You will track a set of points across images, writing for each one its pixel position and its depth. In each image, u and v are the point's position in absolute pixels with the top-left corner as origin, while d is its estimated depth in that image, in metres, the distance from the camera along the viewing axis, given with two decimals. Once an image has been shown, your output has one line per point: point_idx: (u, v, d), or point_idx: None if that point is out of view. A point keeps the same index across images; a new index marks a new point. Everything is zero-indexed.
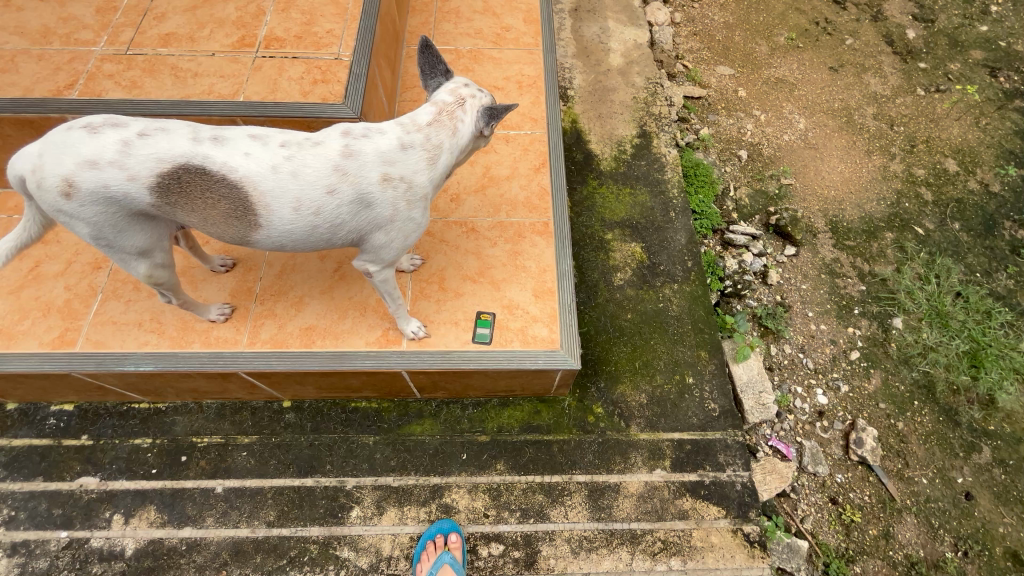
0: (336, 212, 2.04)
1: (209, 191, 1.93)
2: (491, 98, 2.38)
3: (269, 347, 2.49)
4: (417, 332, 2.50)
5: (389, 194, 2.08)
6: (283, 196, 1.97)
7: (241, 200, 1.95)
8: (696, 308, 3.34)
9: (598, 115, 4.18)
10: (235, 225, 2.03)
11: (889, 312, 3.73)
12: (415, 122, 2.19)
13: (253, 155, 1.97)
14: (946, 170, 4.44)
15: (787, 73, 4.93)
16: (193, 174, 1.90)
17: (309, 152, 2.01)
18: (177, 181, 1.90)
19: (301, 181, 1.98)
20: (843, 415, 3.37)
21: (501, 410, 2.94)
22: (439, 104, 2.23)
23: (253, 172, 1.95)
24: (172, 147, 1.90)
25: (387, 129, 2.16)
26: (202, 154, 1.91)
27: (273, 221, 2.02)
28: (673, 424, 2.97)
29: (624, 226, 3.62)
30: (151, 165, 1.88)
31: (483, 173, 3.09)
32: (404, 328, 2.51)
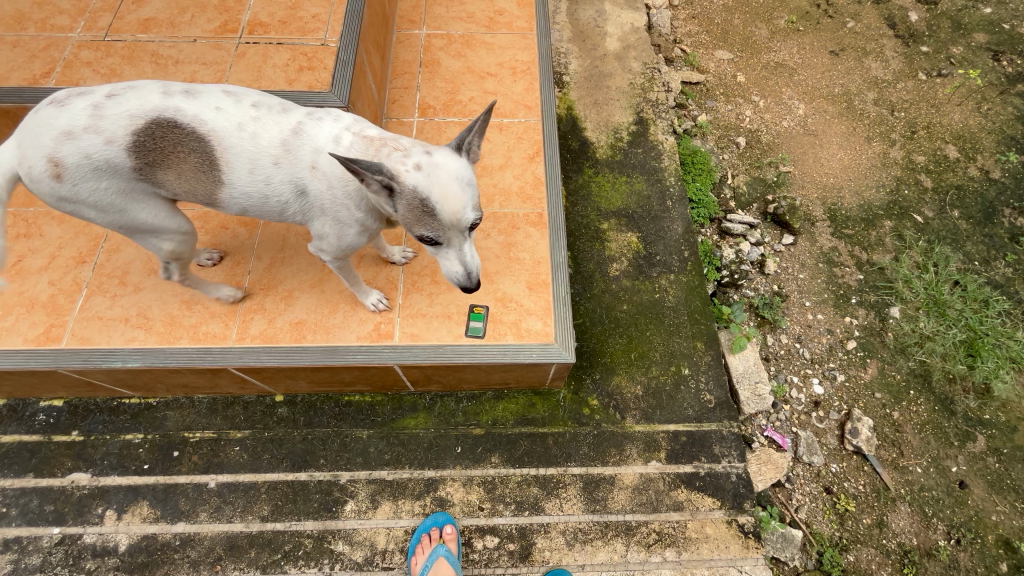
0: (289, 181, 2.01)
1: (179, 145, 1.89)
2: (441, 182, 1.84)
3: (259, 343, 2.45)
4: (378, 304, 2.53)
5: (322, 178, 2.01)
6: (253, 154, 1.95)
7: (214, 155, 1.92)
8: (693, 299, 3.30)
9: (595, 101, 4.09)
10: (203, 182, 1.97)
11: (887, 301, 3.71)
12: (360, 132, 2.08)
13: (223, 110, 1.95)
14: (946, 157, 4.38)
15: (787, 57, 4.84)
16: (165, 127, 1.87)
17: (275, 118, 2.01)
18: (149, 137, 1.86)
19: (263, 142, 1.97)
20: (839, 405, 3.36)
21: (496, 403, 2.92)
22: (393, 138, 2.04)
23: (223, 127, 1.93)
24: (143, 103, 1.88)
25: (347, 116, 2.16)
26: (174, 108, 1.89)
27: (245, 178, 1.97)
28: (668, 415, 2.96)
29: (620, 215, 3.57)
30: (124, 123, 1.85)
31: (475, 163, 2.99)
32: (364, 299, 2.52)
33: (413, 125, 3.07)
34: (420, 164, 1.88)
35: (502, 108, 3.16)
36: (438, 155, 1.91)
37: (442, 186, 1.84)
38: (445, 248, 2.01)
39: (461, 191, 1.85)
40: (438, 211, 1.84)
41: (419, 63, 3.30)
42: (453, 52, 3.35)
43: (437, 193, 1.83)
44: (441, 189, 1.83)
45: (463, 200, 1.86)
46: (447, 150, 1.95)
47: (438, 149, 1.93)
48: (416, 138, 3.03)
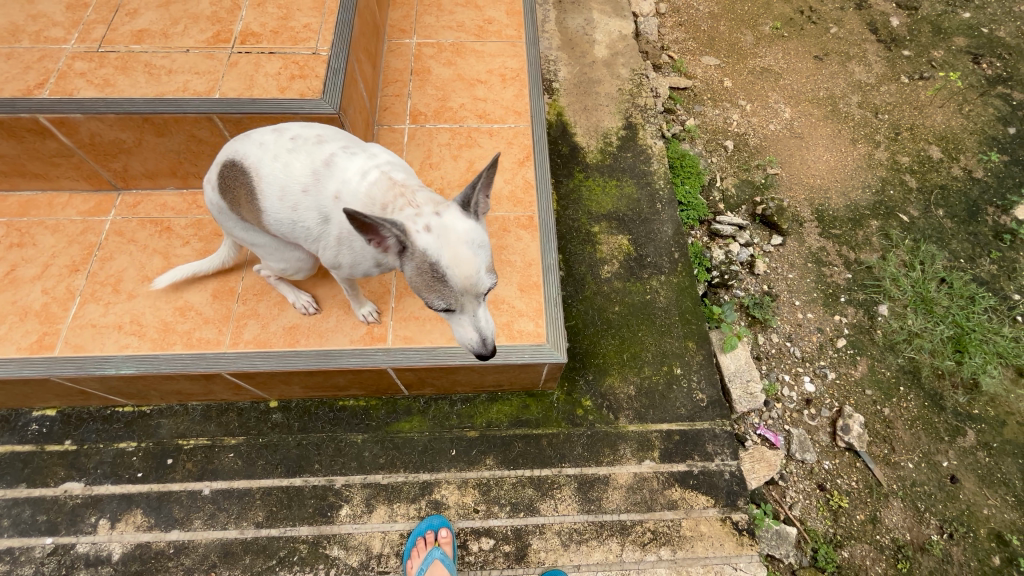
0: (314, 208, 2.02)
1: (235, 181, 2.05)
2: (451, 243, 1.82)
3: (252, 347, 2.47)
4: (370, 316, 2.53)
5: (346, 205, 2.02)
6: (281, 182, 2.01)
7: (250, 185, 2.01)
8: (684, 300, 3.34)
9: (584, 107, 4.15)
10: (249, 212, 2.07)
11: (875, 299, 3.76)
12: (388, 173, 2.09)
13: (264, 146, 2.08)
14: (930, 157, 4.47)
15: (772, 62, 4.94)
16: (227, 169, 2.08)
17: (310, 147, 2.09)
18: (223, 178, 2.09)
19: (290, 171, 2.02)
20: (830, 402, 3.40)
21: (490, 405, 2.93)
22: (415, 194, 2.04)
23: (258, 160, 2.04)
24: (222, 152, 2.16)
25: (383, 157, 2.19)
26: (234, 150, 2.11)
27: (272, 206, 2.01)
28: (661, 415, 2.98)
29: (611, 218, 3.62)
30: (214, 170, 2.15)
31: (466, 168, 3.01)
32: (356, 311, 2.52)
33: (404, 132, 3.11)
34: (429, 225, 1.87)
35: (492, 114, 3.20)
36: (447, 216, 1.90)
37: (451, 250, 1.81)
38: (458, 314, 1.95)
39: (471, 254, 1.82)
40: (449, 278, 1.80)
41: (410, 71, 3.35)
42: (443, 60, 3.40)
43: (447, 258, 1.81)
44: (452, 252, 1.81)
45: (475, 264, 1.82)
46: (459, 213, 1.92)
47: (448, 210, 1.92)
48: (408, 144, 3.07)
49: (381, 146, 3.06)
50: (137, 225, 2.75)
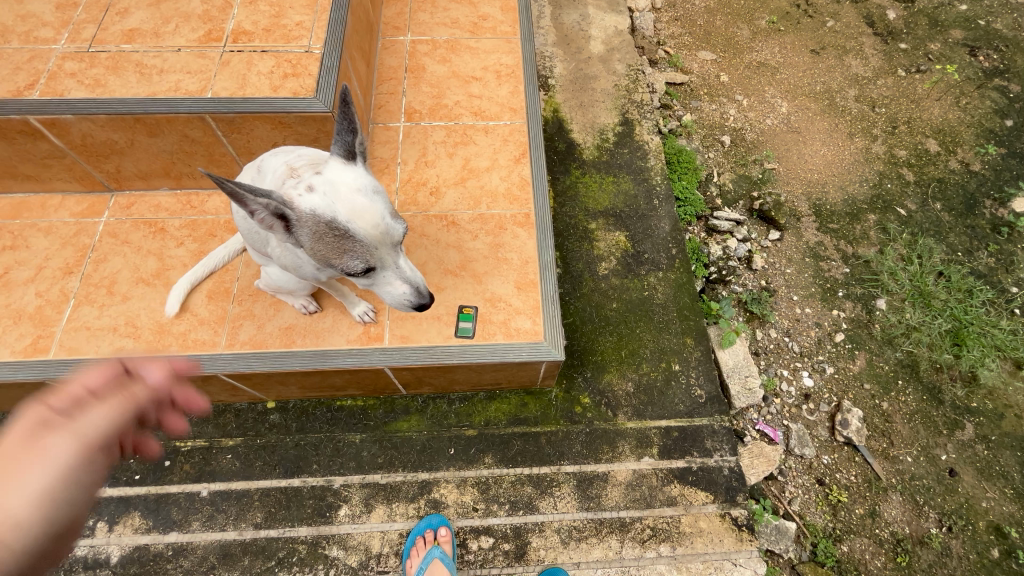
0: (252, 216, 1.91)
1: None
2: (344, 201, 1.71)
3: (248, 349, 2.45)
4: (366, 315, 2.50)
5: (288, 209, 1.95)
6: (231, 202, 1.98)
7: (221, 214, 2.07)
8: (681, 296, 3.34)
9: (580, 103, 4.14)
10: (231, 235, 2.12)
11: (873, 293, 3.76)
12: (290, 161, 1.92)
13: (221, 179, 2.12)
14: (927, 150, 4.47)
15: (769, 57, 4.93)
16: None
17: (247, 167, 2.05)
18: None
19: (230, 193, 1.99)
20: (829, 396, 3.39)
21: (488, 403, 2.93)
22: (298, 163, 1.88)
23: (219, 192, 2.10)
24: None
25: (302, 152, 2.03)
26: None
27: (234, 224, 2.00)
28: (660, 411, 2.97)
29: (607, 215, 3.61)
30: None
31: (462, 165, 2.99)
32: (352, 311, 2.50)
33: (399, 130, 3.09)
34: (311, 184, 1.73)
35: (487, 111, 3.18)
36: (328, 172, 1.78)
37: (344, 207, 1.70)
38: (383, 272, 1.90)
39: (367, 202, 1.74)
40: (354, 232, 1.70)
41: (405, 68, 3.33)
42: (438, 57, 3.38)
43: (344, 211, 1.70)
44: (347, 207, 1.70)
45: (376, 211, 1.74)
46: (341, 165, 1.82)
47: (326, 167, 1.79)
48: (403, 142, 3.05)
49: (376, 144, 3.04)
50: (130, 226, 2.73)
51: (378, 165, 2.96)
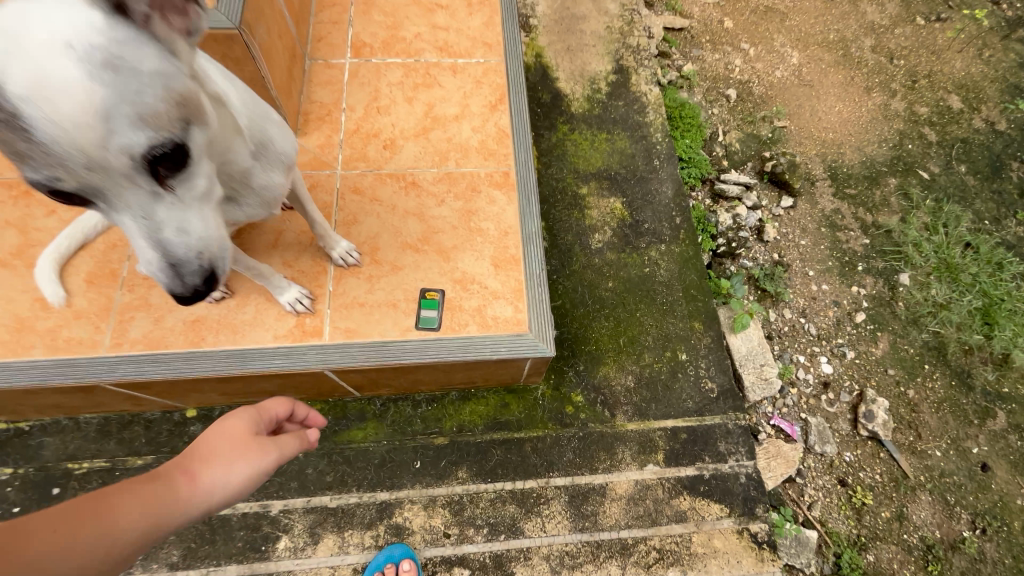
0: None
1: None
2: (42, 58, 0.97)
3: (142, 350, 1.88)
4: (297, 304, 1.92)
5: None
6: None
7: None
8: (687, 272, 2.84)
9: (567, 48, 3.53)
10: None
11: (896, 267, 3.35)
12: None
13: None
14: (950, 107, 4.03)
15: (777, 1, 4.36)
16: None
17: None
18: None
19: None
20: (850, 384, 2.99)
21: (461, 405, 2.42)
22: None
23: None
24: None
25: None
26: None
27: None
28: (665, 410, 2.51)
29: (601, 177, 3.07)
30: None
31: (424, 113, 2.39)
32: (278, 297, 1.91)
33: (344, 68, 2.46)
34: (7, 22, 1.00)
35: (455, 46, 2.57)
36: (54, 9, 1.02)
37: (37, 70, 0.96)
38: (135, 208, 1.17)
39: (76, 73, 0.98)
40: (35, 125, 0.98)
41: None
42: None
43: (25, 84, 0.96)
44: (31, 72, 0.96)
45: (87, 91, 0.98)
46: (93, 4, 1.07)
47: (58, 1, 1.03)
48: (349, 84, 2.43)
49: (314, 85, 2.41)
50: None
51: (316, 111, 2.34)
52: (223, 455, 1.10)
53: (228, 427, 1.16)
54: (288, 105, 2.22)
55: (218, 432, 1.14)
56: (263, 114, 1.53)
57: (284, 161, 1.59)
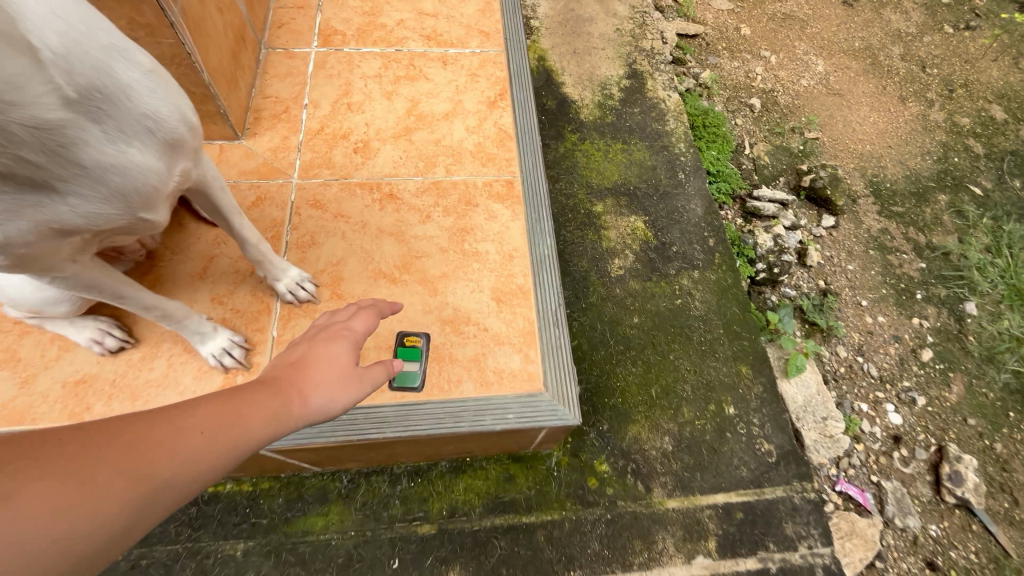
0: None
1: None
2: None
3: (8, 425, 1.40)
4: (225, 360, 1.45)
5: None
6: None
7: None
8: (728, 304, 2.35)
9: (573, 51, 3.13)
10: None
11: (960, 295, 2.88)
12: None
13: None
14: (993, 118, 3.66)
15: (795, 8, 4.04)
16: None
17: None
18: None
19: None
20: (925, 438, 2.47)
21: (454, 480, 1.87)
22: None
23: None
24: None
25: None
26: None
27: None
28: (714, 481, 1.97)
29: (618, 193, 2.60)
30: None
31: (406, 110, 1.93)
32: (200, 349, 1.44)
33: (308, 58, 2.01)
34: None
35: (445, 34, 2.13)
36: None
37: None
38: None
39: None
40: None
41: None
42: None
43: None
44: None
45: None
46: None
47: None
48: (313, 76, 1.96)
49: (271, 77, 1.95)
50: None
51: (271, 108, 1.88)
52: (332, 377, 1.06)
53: (331, 346, 1.09)
54: (232, 97, 1.75)
55: (324, 350, 1.09)
56: (123, 55, 1.00)
57: (154, 131, 1.07)
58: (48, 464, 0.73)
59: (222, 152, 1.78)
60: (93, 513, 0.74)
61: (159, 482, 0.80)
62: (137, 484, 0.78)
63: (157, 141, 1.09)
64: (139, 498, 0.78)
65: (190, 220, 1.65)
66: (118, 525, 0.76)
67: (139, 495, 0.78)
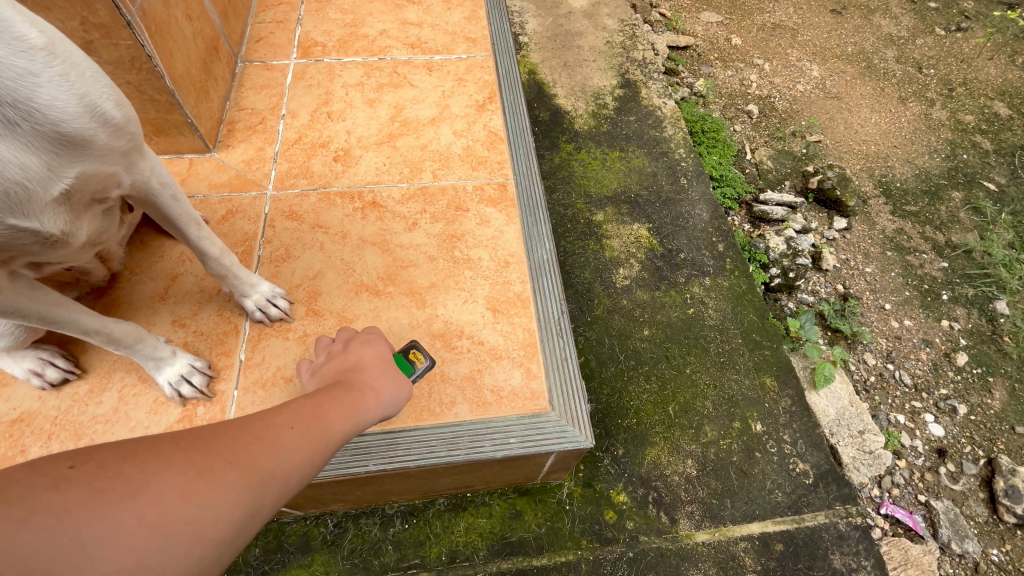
0: None
1: None
2: None
3: None
4: (184, 388, 1.32)
5: None
6: None
7: None
8: (744, 312, 2.18)
9: (564, 64, 3.07)
10: None
11: (989, 294, 2.71)
12: None
13: None
14: (997, 114, 3.58)
15: (784, 18, 4.04)
16: None
17: None
18: None
19: None
20: (972, 451, 2.25)
21: (454, 520, 1.66)
22: None
23: None
24: None
25: None
26: None
27: None
28: (747, 509, 1.75)
29: (618, 201, 2.48)
30: None
31: (390, 117, 1.82)
32: (159, 378, 1.31)
33: (287, 69, 1.92)
34: None
35: (431, 42, 2.05)
36: None
37: None
38: None
39: None
40: None
41: None
42: None
43: None
44: None
45: None
46: None
47: None
48: (292, 86, 1.87)
49: (247, 89, 1.85)
50: None
51: (245, 120, 1.77)
52: (384, 375, 1.15)
53: (371, 353, 1.20)
54: (202, 109, 1.64)
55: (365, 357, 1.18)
56: (10, 34, 0.91)
57: (19, 120, 0.96)
58: (164, 453, 0.73)
59: (192, 167, 1.67)
60: (218, 497, 0.73)
61: (269, 472, 0.81)
62: (252, 474, 0.79)
63: (43, 130, 0.98)
64: (256, 487, 0.78)
65: (154, 239, 1.57)
66: (242, 511, 0.75)
67: (252, 480, 0.78)
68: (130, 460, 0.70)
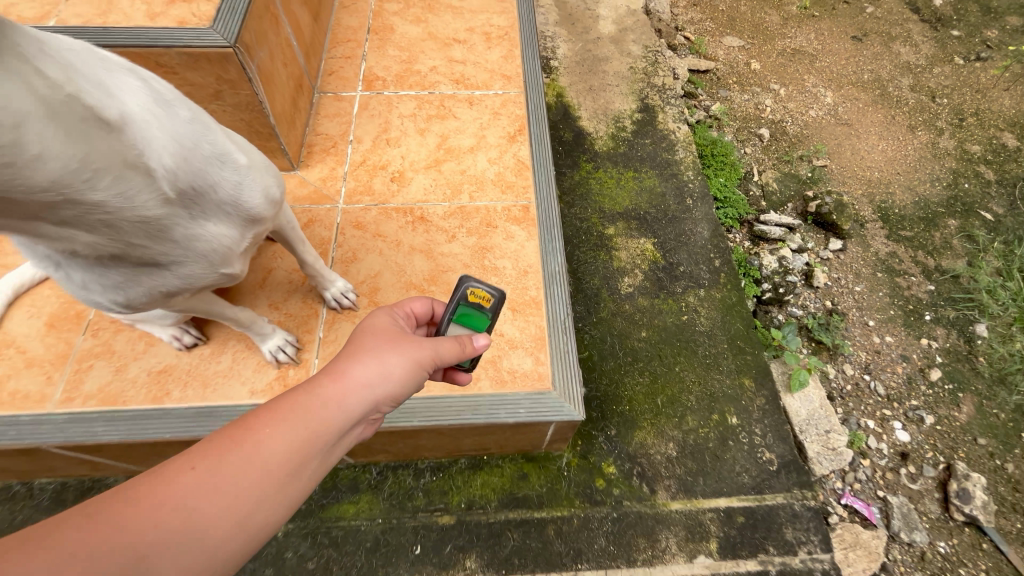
0: None
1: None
2: None
3: (98, 404, 1.70)
4: (281, 356, 1.74)
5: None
6: None
7: None
8: (732, 321, 2.50)
9: (589, 88, 3.40)
10: None
11: (970, 317, 2.94)
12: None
13: None
14: (1005, 145, 3.74)
15: (804, 44, 4.25)
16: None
17: None
18: None
19: None
20: (934, 456, 2.52)
21: (472, 476, 2.05)
22: None
23: None
24: None
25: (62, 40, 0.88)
26: None
27: None
28: (716, 486, 2.09)
29: (629, 217, 2.81)
30: None
31: (437, 145, 2.20)
32: (262, 347, 1.74)
33: (354, 100, 2.32)
34: None
35: (473, 79, 2.41)
36: None
37: None
38: None
39: None
40: None
41: (367, 29, 2.57)
42: (410, 17, 2.63)
43: None
44: None
45: None
46: None
47: None
48: (358, 115, 2.27)
49: (321, 117, 2.26)
50: None
51: (321, 144, 2.18)
52: (378, 369, 1.11)
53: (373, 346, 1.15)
54: (290, 136, 2.05)
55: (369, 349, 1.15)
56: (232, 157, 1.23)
57: (233, 214, 1.28)
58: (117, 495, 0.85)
59: None
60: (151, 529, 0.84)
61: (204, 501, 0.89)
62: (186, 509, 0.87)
63: (244, 216, 1.31)
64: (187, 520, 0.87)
65: None
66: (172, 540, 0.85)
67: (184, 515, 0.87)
68: (156, 476, 0.89)
